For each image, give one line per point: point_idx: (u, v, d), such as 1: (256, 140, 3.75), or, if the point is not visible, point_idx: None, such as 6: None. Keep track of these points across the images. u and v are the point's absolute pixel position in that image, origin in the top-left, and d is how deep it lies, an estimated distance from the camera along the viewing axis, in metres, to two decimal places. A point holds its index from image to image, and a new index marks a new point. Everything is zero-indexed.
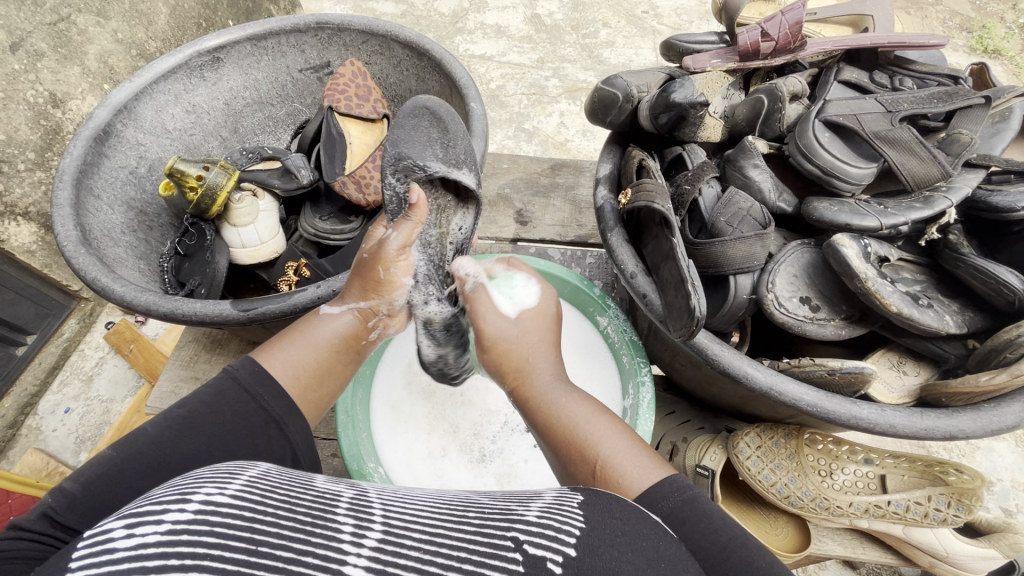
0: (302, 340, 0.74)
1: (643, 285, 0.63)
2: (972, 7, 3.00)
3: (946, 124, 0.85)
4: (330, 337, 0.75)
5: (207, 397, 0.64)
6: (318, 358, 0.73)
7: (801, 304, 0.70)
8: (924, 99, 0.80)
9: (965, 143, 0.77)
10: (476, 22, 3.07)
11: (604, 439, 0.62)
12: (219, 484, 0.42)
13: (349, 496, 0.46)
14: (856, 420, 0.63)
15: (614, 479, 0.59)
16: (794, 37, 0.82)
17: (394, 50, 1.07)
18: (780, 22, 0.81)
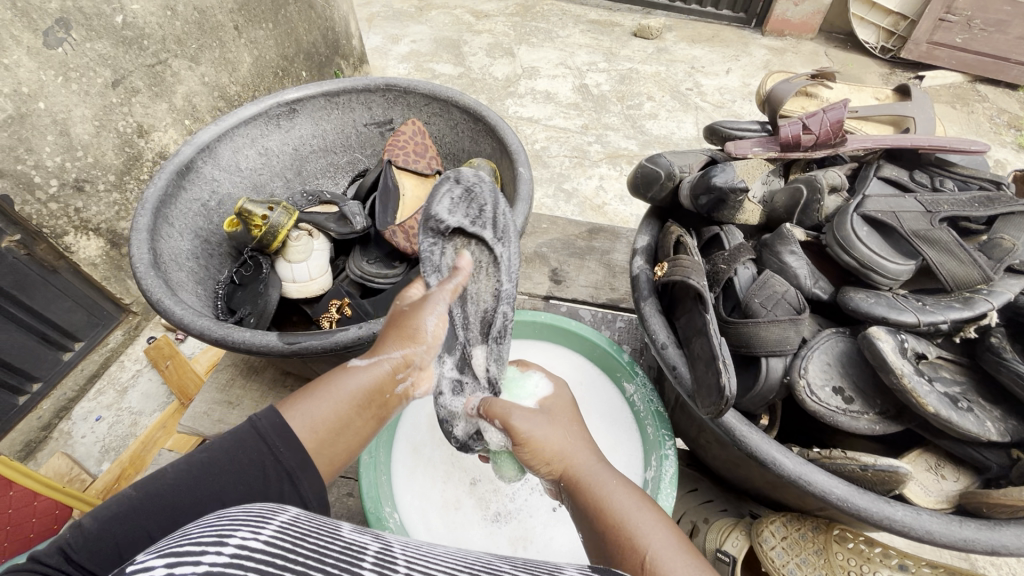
0: (328, 393, 0.74)
1: (674, 357, 0.64)
2: (1018, 106, 3.07)
3: (988, 229, 0.85)
4: (355, 392, 0.75)
5: (227, 445, 0.67)
6: (340, 410, 0.73)
7: (834, 394, 0.69)
8: (966, 202, 0.81)
9: (1007, 249, 0.77)
10: (527, 88, 3.27)
11: (650, 524, 0.62)
12: (253, 528, 0.41)
13: (374, 548, 0.46)
14: (889, 521, 0.61)
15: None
16: (834, 134, 0.87)
17: (453, 113, 1.16)
18: (821, 120, 0.86)
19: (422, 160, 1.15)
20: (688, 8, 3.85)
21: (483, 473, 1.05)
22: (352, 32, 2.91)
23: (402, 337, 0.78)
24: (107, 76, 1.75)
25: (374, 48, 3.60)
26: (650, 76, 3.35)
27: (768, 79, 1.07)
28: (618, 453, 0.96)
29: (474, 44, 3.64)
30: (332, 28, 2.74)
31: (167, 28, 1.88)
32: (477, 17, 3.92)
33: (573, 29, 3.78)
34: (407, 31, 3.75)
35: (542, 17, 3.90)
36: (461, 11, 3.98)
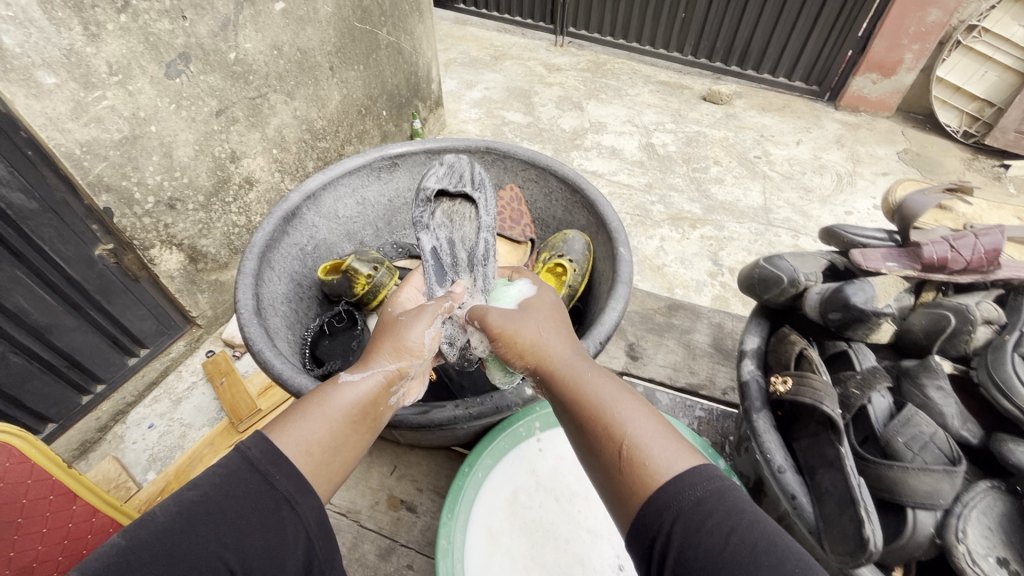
0: (318, 416, 0.77)
1: (791, 482, 0.77)
2: None
3: None
4: (349, 404, 0.80)
5: (218, 478, 0.67)
6: (332, 429, 0.77)
7: (995, 562, 0.76)
8: None
9: None
10: (593, 142, 3.33)
11: (634, 420, 0.69)
12: None
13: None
14: None
15: (645, 460, 0.65)
16: (986, 262, 0.92)
17: (549, 181, 1.17)
18: (972, 248, 0.91)
19: (516, 227, 1.16)
20: (760, 76, 3.86)
21: (558, 569, 1.07)
22: (432, 76, 3.05)
23: (398, 350, 0.86)
24: (213, 106, 1.86)
25: (449, 91, 3.75)
26: (717, 140, 3.34)
27: (897, 187, 1.14)
28: None
29: (544, 95, 3.74)
30: (415, 72, 2.87)
31: (271, 66, 2.01)
32: (549, 69, 4.05)
33: (642, 88, 3.84)
34: (481, 78, 3.91)
35: (612, 75, 3.99)
36: (534, 63, 4.13)
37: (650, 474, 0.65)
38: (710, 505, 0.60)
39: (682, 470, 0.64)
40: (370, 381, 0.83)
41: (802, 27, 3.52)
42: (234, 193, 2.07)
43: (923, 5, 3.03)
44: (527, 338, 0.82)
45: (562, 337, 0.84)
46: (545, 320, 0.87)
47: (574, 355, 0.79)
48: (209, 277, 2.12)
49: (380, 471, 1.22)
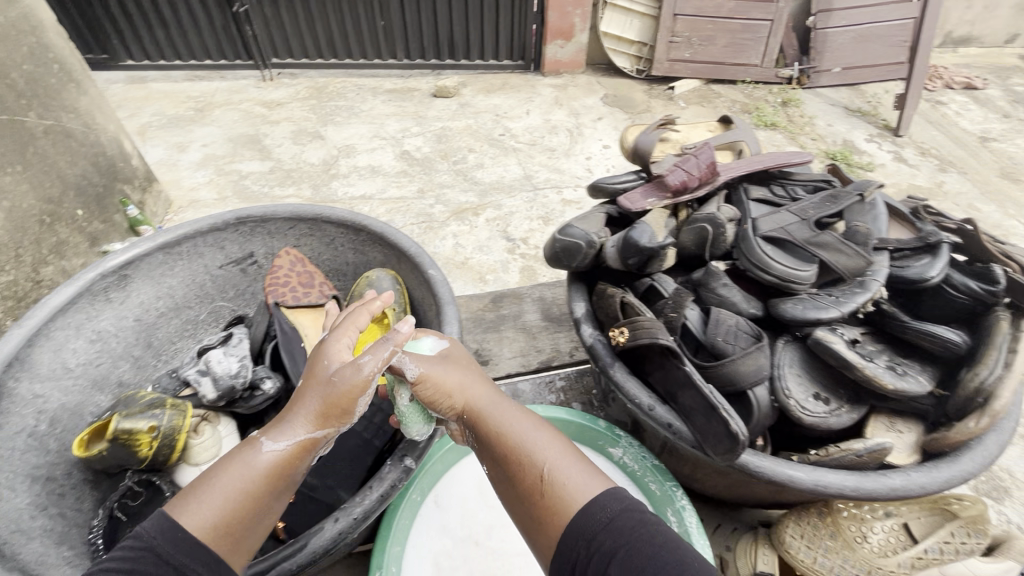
0: (232, 481, 0.80)
1: (663, 414, 0.89)
2: (743, 95, 4.00)
3: (840, 219, 1.09)
4: (262, 471, 0.81)
5: (130, 564, 0.72)
6: (240, 497, 0.79)
7: (814, 402, 0.93)
8: (821, 205, 1.06)
9: (865, 234, 1.01)
10: (349, 166, 3.21)
11: (561, 461, 0.80)
12: None
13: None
14: (894, 488, 0.87)
15: (564, 494, 0.76)
16: (710, 173, 1.08)
17: (326, 230, 1.40)
18: (696, 164, 1.07)
19: (313, 290, 1.35)
20: (473, 63, 4.16)
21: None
22: (130, 150, 2.51)
23: (326, 415, 0.84)
24: None
25: (160, 161, 3.19)
26: (462, 131, 3.52)
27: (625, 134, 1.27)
28: None
29: (276, 135, 3.45)
30: (105, 152, 2.34)
31: None
32: (269, 107, 3.74)
33: (375, 101, 3.82)
34: (194, 136, 3.42)
35: (338, 95, 3.87)
36: (250, 104, 3.76)
37: (565, 496, 0.76)
38: (649, 541, 0.69)
39: (600, 494, 0.75)
40: (288, 447, 0.82)
41: (489, 13, 3.90)
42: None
43: None
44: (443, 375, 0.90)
45: (482, 380, 0.92)
46: (455, 363, 0.93)
47: (497, 400, 0.89)
48: None
49: None
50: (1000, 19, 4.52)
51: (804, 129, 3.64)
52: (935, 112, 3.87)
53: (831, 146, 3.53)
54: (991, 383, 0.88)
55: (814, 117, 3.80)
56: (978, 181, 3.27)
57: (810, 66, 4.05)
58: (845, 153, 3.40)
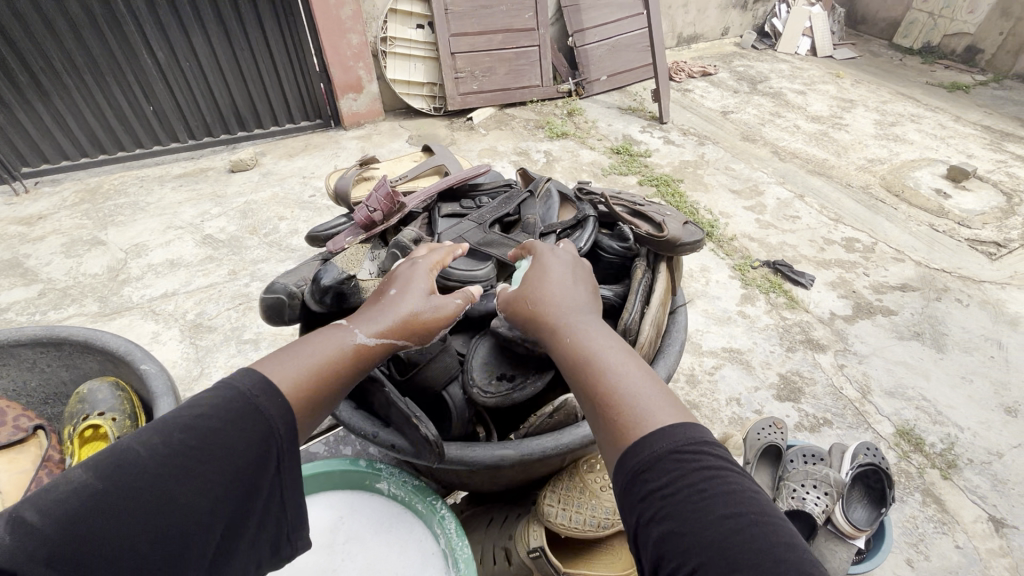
0: (324, 345, 0.82)
1: (386, 437, 0.94)
2: (534, 113, 4.39)
3: (519, 214, 1.32)
4: (349, 349, 0.83)
5: (200, 434, 0.64)
6: (325, 363, 0.80)
7: (500, 383, 0.99)
8: (499, 206, 1.28)
9: (535, 223, 1.23)
10: (142, 267, 2.88)
11: (636, 381, 0.74)
12: None
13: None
14: (584, 437, 0.95)
15: (636, 417, 0.69)
16: (391, 203, 1.27)
17: (17, 353, 1.10)
18: (376, 200, 1.26)
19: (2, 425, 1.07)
20: (269, 131, 4.03)
21: None
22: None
23: (409, 326, 0.88)
24: None
25: None
26: (268, 200, 3.37)
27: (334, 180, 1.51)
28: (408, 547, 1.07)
29: (42, 252, 2.98)
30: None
31: None
32: (28, 223, 3.22)
33: (162, 190, 3.49)
34: None
35: (117, 193, 3.48)
36: (1, 224, 3.21)
37: (639, 424, 0.68)
38: (703, 483, 0.60)
39: (674, 420, 0.68)
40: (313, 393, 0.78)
41: (270, 78, 3.81)
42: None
43: (342, 31, 3.72)
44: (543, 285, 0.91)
45: (583, 297, 0.90)
46: (573, 279, 0.93)
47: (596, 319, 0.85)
48: None
49: None
50: (712, 18, 5.58)
51: (590, 133, 4.10)
52: (686, 99, 4.62)
53: (615, 142, 4.01)
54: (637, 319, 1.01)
55: (596, 120, 4.30)
56: (728, 147, 3.95)
57: (581, 78, 4.60)
58: (626, 146, 3.89)
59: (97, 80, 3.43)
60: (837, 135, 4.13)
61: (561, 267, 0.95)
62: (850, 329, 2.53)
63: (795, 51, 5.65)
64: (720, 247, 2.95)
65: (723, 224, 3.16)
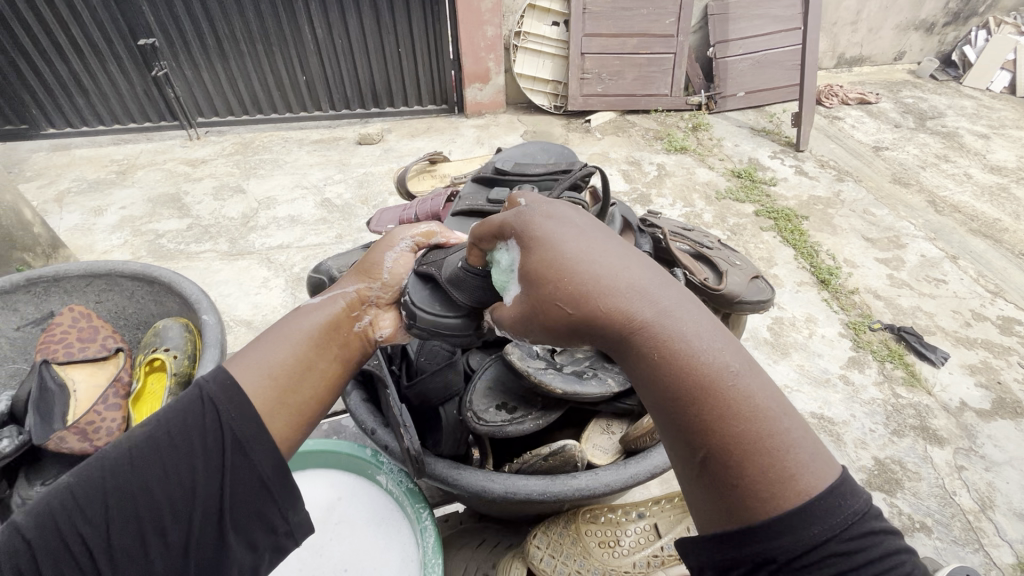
0: (280, 339, 0.86)
1: (383, 436, 1.00)
2: (657, 123, 4.20)
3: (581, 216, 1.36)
4: (304, 333, 0.89)
5: (182, 423, 0.75)
6: (294, 354, 0.85)
7: (495, 412, 0.99)
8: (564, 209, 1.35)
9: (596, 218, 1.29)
10: (268, 218, 3.23)
11: (773, 403, 0.60)
12: None
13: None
14: (578, 490, 0.92)
15: (793, 468, 0.57)
16: None
17: (124, 283, 1.39)
18: None
19: (94, 344, 1.39)
20: (398, 110, 4.30)
21: None
22: (32, 217, 2.45)
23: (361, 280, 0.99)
24: None
25: (72, 227, 3.16)
26: (383, 175, 3.60)
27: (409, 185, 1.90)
28: (391, 547, 1.11)
29: (198, 192, 3.47)
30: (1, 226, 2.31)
31: None
32: (193, 165, 3.76)
33: (300, 152, 3.89)
34: (112, 198, 3.41)
35: (263, 149, 3.93)
36: (173, 164, 3.78)
37: (800, 481, 0.57)
38: (850, 512, 0.56)
39: (825, 474, 0.57)
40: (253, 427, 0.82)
41: (407, 61, 4.06)
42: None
43: (480, 23, 3.84)
44: (583, 276, 0.68)
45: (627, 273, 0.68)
46: (607, 241, 0.71)
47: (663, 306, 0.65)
48: None
49: None
50: (885, 40, 4.91)
51: (712, 151, 3.84)
52: (833, 127, 4.14)
53: (737, 164, 3.71)
54: None
55: (722, 139, 4.01)
56: (872, 188, 3.47)
57: (715, 92, 4.31)
58: (750, 170, 3.58)
59: (266, 48, 3.88)
60: (1019, 192, 3.45)
61: (590, 233, 0.73)
62: (982, 427, 2.11)
63: (985, 88, 4.81)
64: (834, 298, 2.61)
65: (846, 273, 2.79)
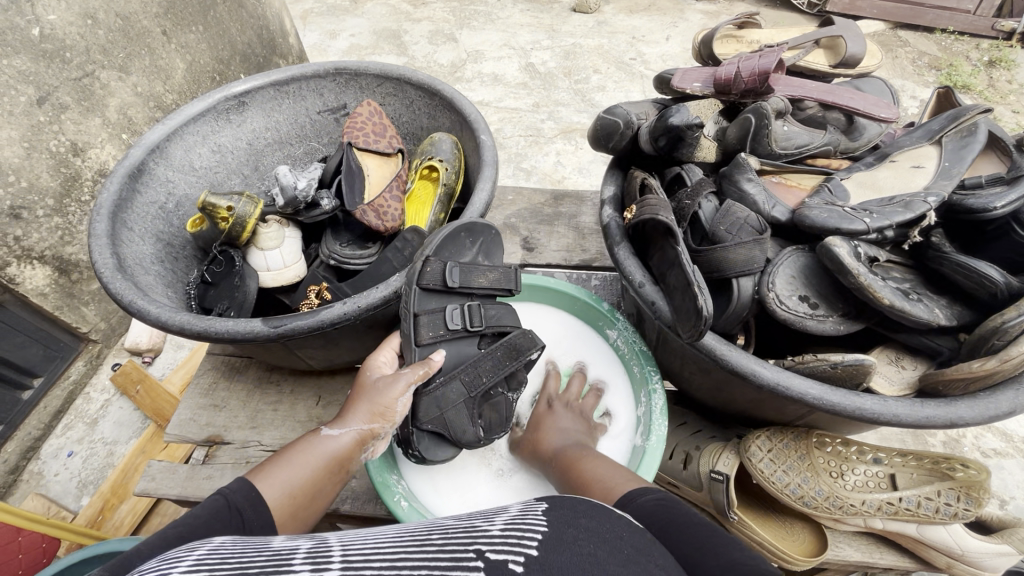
0: (298, 461, 0.59)
1: (651, 293, 0.65)
2: (937, 48, 2.68)
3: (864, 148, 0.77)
4: (326, 458, 0.60)
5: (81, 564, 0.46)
6: (308, 480, 0.58)
7: (800, 300, 0.58)
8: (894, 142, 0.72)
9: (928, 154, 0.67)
10: (474, 73, 2.80)
11: (608, 468, 0.60)
12: (169, 565, 0.35)
13: (305, 546, 0.38)
14: (861, 412, 0.55)
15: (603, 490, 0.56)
16: (762, 83, 0.69)
17: (405, 92, 1.05)
18: (750, 64, 0.69)
19: (386, 132, 1.00)
20: None
21: None
22: (290, 24, 2.03)
23: (382, 406, 0.64)
24: (29, 93, 1.21)
25: (312, 46, 3.03)
26: (596, 49, 2.87)
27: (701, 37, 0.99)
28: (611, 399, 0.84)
29: (415, 32, 3.09)
30: (268, 26, 1.89)
31: (89, 39, 1.30)
32: (414, 4, 3.33)
33: (513, 9, 3.24)
34: (345, 25, 3.17)
35: (479, 1, 3.35)
36: (397, 0, 3.38)
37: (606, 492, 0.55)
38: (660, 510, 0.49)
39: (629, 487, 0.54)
40: (349, 437, 0.62)
41: None
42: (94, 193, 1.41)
43: None
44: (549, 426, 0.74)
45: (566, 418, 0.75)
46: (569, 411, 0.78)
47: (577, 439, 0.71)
48: (91, 287, 1.50)
49: (304, 402, 0.93)
50: None
51: (1006, 97, 2.37)
52: None
53: None
54: (1018, 329, 0.51)
55: None
56: None
57: None
58: None
59: None
60: None
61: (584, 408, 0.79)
62: None
63: None
64: None
65: None
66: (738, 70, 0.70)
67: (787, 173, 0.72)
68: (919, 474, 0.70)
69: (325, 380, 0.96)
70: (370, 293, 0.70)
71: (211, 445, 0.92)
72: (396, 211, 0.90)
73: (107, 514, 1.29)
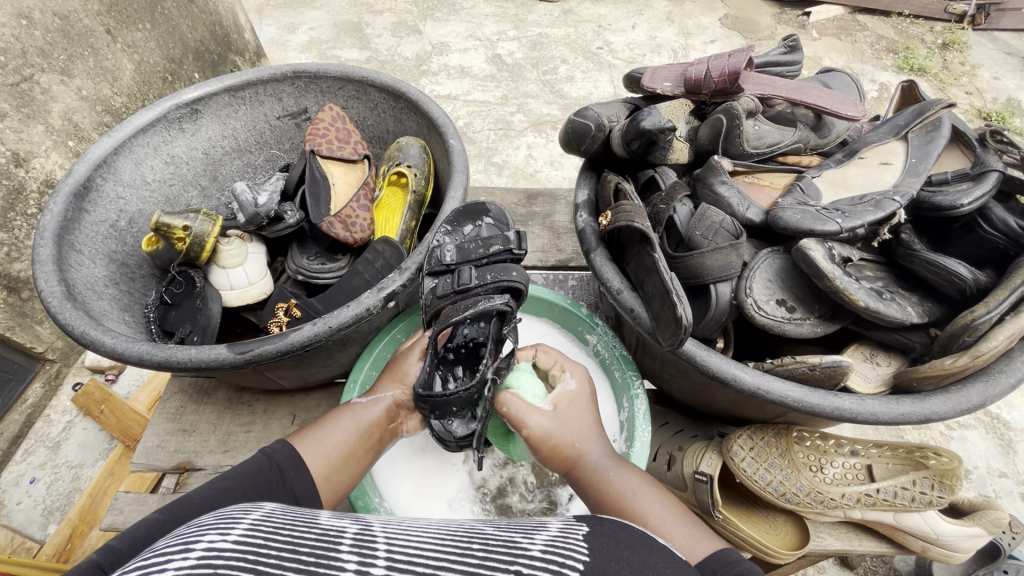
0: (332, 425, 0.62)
1: (630, 300, 0.63)
2: (893, 31, 2.73)
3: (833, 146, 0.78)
4: (357, 424, 0.63)
5: None
6: (344, 442, 0.61)
7: (777, 305, 0.59)
8: (860, 140, 0.72)
9: (890, 151, 0.68)
10: (440, 64, 2.73)
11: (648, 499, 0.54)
12: (222, 528, 0.32)
13: (353, 530, 0.34)
14: (841, 412, 0.56)
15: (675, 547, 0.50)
16: (732, 84, 0.69)
17: (369, 93, 1.01)
18: (722, 63, 0.68)
19: (349, 136, 0.96)
20: None
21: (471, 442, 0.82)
22: (245, 19, 1.93)
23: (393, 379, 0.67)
24: None
25: (269, 41, 2.91)
26: (565, 39, 2.83)
27: None
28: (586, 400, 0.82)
29: (377, 25, 2.99)
30: (221, 21, 1.80)
31: (24, 41, 1.21)
32: None
33: None
34: (303, 18, 3.04)
35: None
36: None
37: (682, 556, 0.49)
38: None
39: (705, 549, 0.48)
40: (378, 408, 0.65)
41: None
42: (41, 206, 1.30)
43: None
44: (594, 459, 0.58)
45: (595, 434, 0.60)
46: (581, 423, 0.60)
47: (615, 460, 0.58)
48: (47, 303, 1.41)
49: (278, 422, 0.90)
50: None
51: (959, 79, 2.45)
52: None
53: None
54: (987, 325, 0.52)
55: (978, 66, 2.54)
56: None
57: None
58: (1009, 115, 2.27)
59: None
60: None
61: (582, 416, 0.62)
62: None
63: None
64: None
65: None
66: (708, 69, 0.69)
67: (759, 172, 0.72)
68: (895, 463, 0.72)
69: (299, 398, 0.92)
70: (342, 312, 0.67)
71: (181, 472, 0.89)
72: (365, 221, 0.87)
73: (75, 541, 1.23)
